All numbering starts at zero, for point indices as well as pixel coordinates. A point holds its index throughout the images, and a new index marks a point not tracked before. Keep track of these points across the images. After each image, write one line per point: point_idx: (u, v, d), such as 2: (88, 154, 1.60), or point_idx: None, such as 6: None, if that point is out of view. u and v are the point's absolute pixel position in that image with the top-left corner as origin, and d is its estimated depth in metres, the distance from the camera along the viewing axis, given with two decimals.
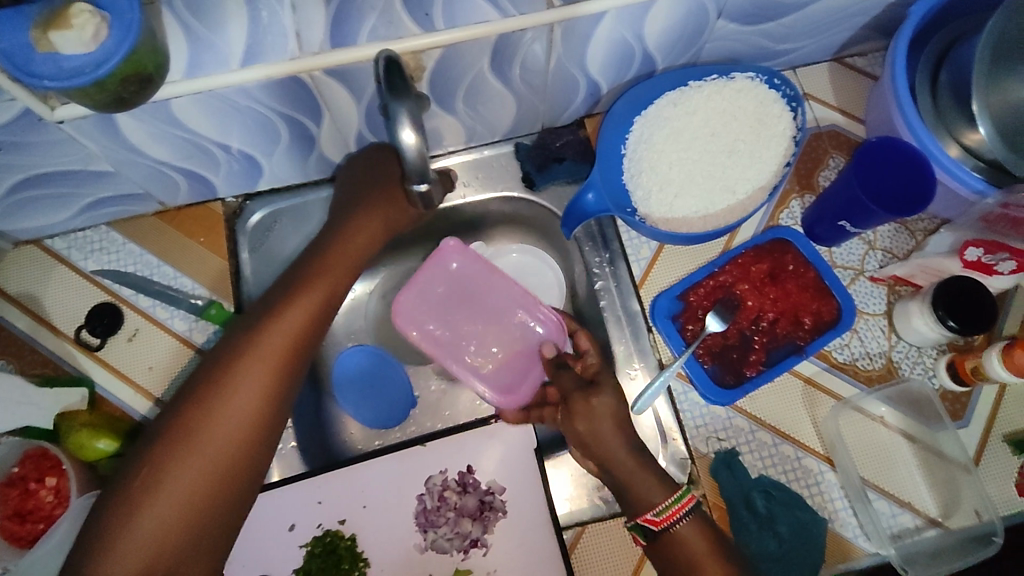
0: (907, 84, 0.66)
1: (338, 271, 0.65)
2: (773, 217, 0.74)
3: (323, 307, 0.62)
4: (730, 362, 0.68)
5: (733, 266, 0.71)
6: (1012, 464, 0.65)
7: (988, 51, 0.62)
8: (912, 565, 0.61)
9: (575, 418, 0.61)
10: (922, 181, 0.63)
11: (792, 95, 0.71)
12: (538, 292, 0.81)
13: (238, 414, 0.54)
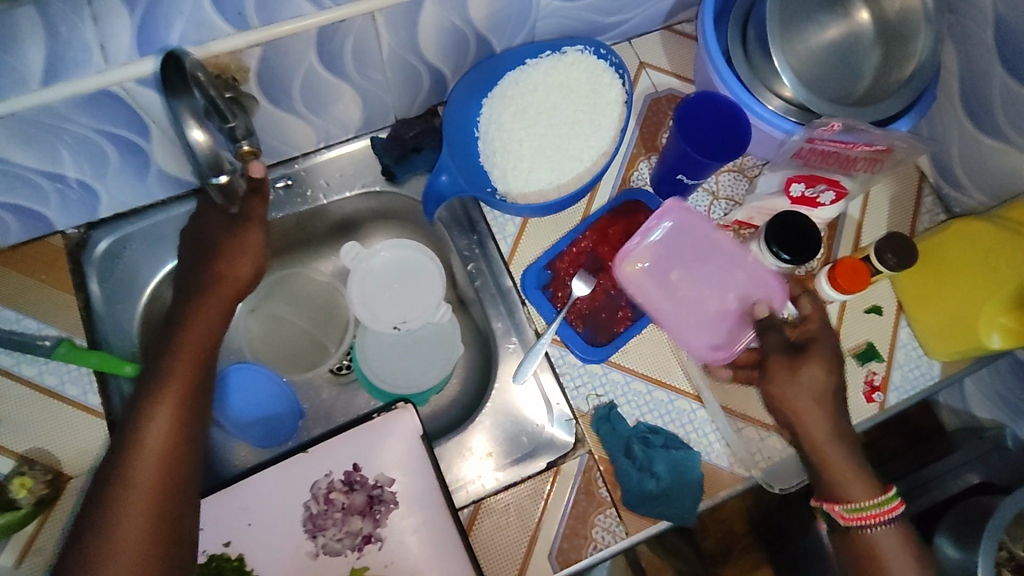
0: (718, 43, 0.71)
1: (207, 298, 0.65)
2: (624, 179, 0.79)
3: (217, 321, 0.65)
4: (601, 323, 0.72)
5: (593, 231, 0.75)
6: (859, 374, 0.73)
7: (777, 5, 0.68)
8: (777, 480, 0.67)
9: (774, 383, 0.63)
10: (740, 133, 0.70)
11: (618, 64, 0.75)
12: (420, 287, 0.80)
13: (164, 432, 0.57)
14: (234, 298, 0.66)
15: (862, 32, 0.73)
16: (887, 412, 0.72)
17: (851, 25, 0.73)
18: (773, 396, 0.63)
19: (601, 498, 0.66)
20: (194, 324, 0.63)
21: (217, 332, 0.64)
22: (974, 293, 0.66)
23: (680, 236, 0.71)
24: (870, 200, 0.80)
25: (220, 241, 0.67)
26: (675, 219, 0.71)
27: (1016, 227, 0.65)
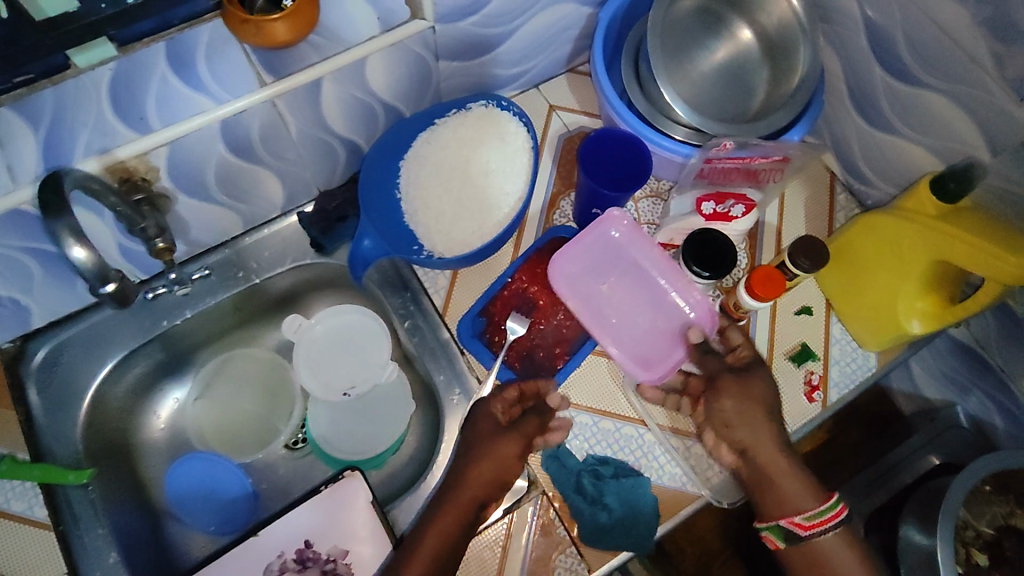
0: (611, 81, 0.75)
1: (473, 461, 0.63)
2: (547, 219, 0.81)
3: (512, 443, 0.64)
4: (538, 361, 0.73)
5: (522, 272, 0.76)
6: (798, 375, 0.74)
7: (658, 39, 0.72)
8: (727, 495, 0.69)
9: (721, 395, 0.66)
10: (641, 164, 0.73)
11: (520, 112, 0.77)
12: (370, 349, 0.81)
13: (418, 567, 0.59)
14: (506, 453, 0.64)
15: (746, 49, 0.77)
16: (830, 409, 0.73)
17: (734, 44, 0.77)
18: (725, 409, 0.66)
19: (559, 537, 0.66)
20: (475, 466, 0.63)
21: (488, 483, 0.63)
22: (891, 284, 0.68)
23: (619, 249, 0.74)
24: (788, 205, 0.83)
25: (485, 414, 0.66)
26: (621, 232, 0.73)
27: (913, 217, 0.66)
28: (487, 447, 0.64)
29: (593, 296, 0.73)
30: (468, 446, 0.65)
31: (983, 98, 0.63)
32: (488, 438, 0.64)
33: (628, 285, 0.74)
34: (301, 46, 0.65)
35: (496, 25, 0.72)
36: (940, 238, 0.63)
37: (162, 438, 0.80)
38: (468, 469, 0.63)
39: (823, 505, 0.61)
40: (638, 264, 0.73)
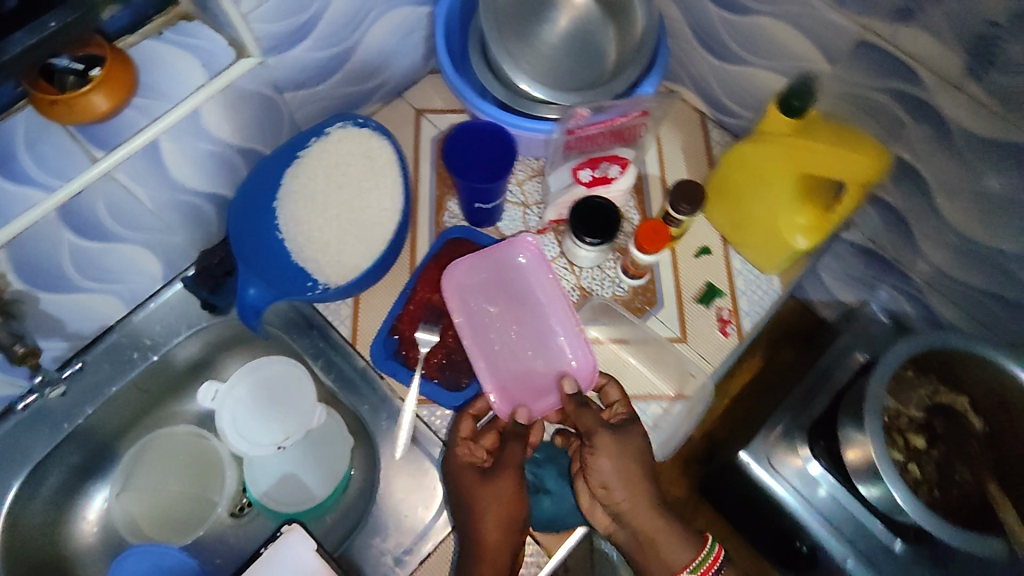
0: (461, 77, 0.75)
1: (478, 506, 0.63)
2: (438, 223, 0.80)
3: (510, 482, 0.64)
4: (459, 366, 0.72)
5: (424, 282, 0.75)
6: (709, 314, 0.75)
7: (494, 28, 0.73)
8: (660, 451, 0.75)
9: (595, 454, 0.63)
10: (509, 149, 0.73)
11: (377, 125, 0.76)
12: (292, 398, 0.79)
13: None
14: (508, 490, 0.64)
15: (586, 12, 0.78)
16: (748, 338, 0.75)
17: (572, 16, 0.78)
18: (601, 469, 0.62)
19: None
20: (483, 517, 0.62)
21: (502, 522, 0.63)
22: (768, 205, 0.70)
23: (521, 276, 0.73)
24: (667, 152, 0.83)
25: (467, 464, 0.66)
26: (528, 258, 0.73)
27: (767, 138, 0.67)
28: (482, 496, 0.63)
29: (479, 316, 0.73)
30: (463, 500, 0.64)
31: (808, 13, 0.65)
32: (480, 490, 0.63)
33: (521, 316, 0.73)
34: (127, 111, 0.61)
35: (334, 44, 0.72)
36: (796, 152, 0.65)
37: (97, 539, 0.77)
38: (477, 524, 0.62)
39: (701, 554, 0.61)
40: (535, 296, 0.73)
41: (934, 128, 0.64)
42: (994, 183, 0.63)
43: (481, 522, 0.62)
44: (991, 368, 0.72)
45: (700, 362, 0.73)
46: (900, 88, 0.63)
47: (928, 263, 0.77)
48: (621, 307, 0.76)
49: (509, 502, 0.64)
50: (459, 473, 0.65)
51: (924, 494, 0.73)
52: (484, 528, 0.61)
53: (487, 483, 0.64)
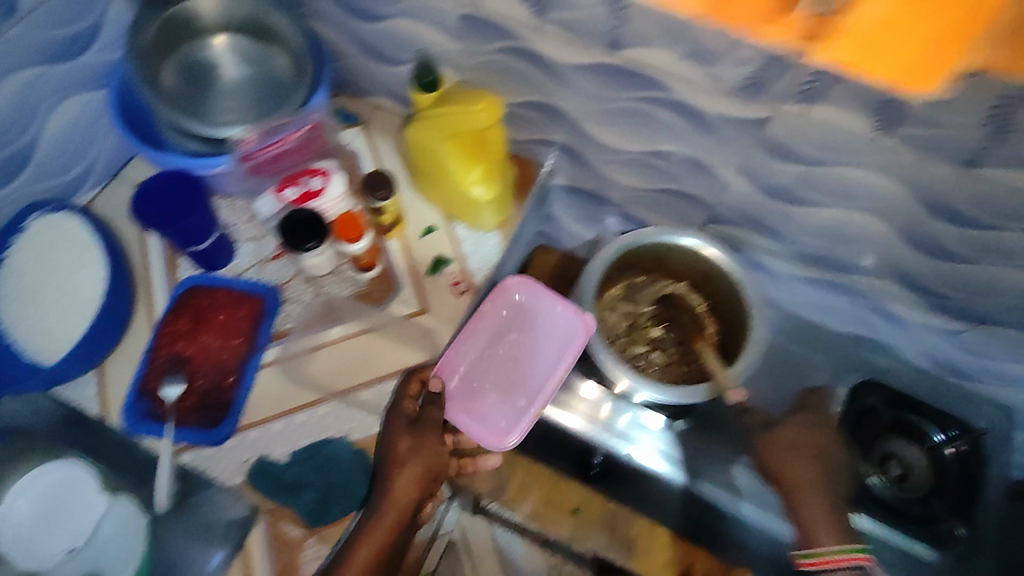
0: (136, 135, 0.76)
1: (404, 455, 0.67)
2: (172, 277, 0.82)
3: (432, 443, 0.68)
4: (212, 402, 0.74)
5: (164, 336, 0.77)
6: (441, 281, 0.82)
7: (147, 83, 0.72)
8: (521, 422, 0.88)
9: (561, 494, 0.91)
10: (194, 189, 0.74)
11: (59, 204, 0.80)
12: (82, 503, 0.70)
13: (363, 560, 0.64)
14: (432, 441, 0.69)
15: (242, 46, 0.79)
16: (480, 290, 0.82)
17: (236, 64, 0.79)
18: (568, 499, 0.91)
19: (293, 538, 0.69)
20: (398, 469, 0.67)
21: (424, 469, 0.67)
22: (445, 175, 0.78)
23: (527, 310, 0.78)
24: (380, 152, 0.88)
25: (404, 412, 0.70)
26: (525, 296, 0.78)
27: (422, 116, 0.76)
28: (402, 448, 0.68)
29: (480, 335, 0.77)
30: (386, 447, 0.68)
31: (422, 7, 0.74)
32: (409, 434, 0.68)
33: (522, 357, 0.76)
34: None
35: (4, 143, 0.73)
36: (445, 121, 0.74)
37: None
38: (389, 479, 0.66)
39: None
40: (543, 329, 0.77)
41: (549, 70, 0.74)
42: (612, 101, 0.74)
43: (396, 476, 0.66)
44: (682, 252, 0.84)
45: (442, 325, 0.79)
46: (509, 45, 0.73)
47: (615, 182, 0.87)
48: (361, 301, 0.80)
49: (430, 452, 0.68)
50: (392, 427, 0.69)
51: (679, 373, 0.86)
52: (398, 480, 0.66)
53: (410, 437, 0.68)
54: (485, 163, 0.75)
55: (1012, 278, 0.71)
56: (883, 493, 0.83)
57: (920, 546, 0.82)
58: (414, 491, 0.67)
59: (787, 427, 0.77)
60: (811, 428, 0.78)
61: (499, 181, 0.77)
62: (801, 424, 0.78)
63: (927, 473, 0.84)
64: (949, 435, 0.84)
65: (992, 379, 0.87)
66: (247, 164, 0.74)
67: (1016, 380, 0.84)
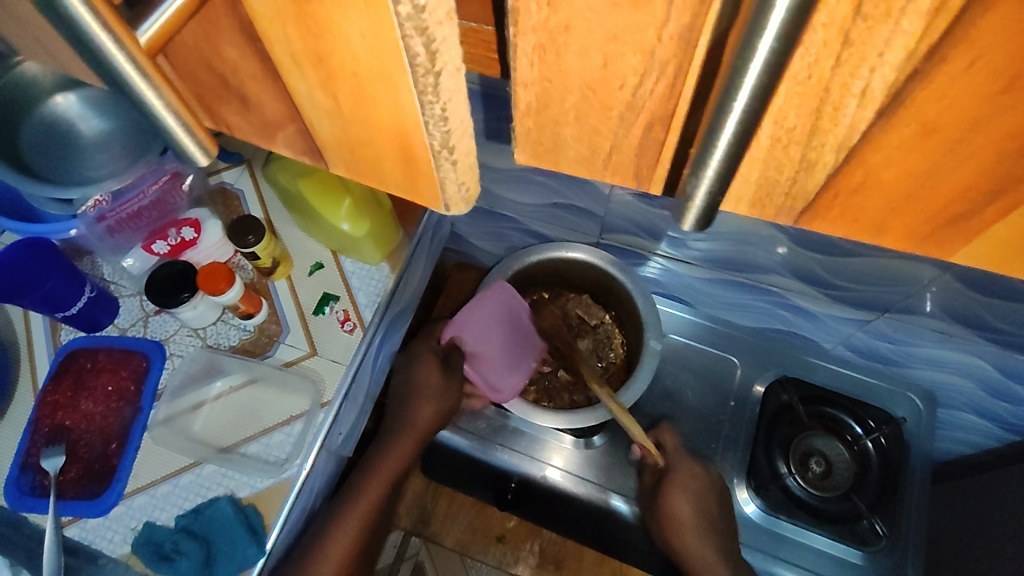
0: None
1: (421, 397, 0.81)
2: (54, 341, 0.78)
3: (449, 392, 0.82)
4: (97, 470, 0.72)
5: (45, 405, 0.74)
6: (329, 319, 0.78)
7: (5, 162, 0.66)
8: (430, 466, 0.95)
9: (489, 517, 0.97)
10: (49, 256, 0.72)
11: None
12: None
13: (375, 481, 0.77)
14: (448, 392, 0.81)
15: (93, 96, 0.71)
16: (370, 326, 0.78)
17: (98, 121, 0.71)
18: (497, 521, 0.97)
19: None
20: (422, 400, 0.80)
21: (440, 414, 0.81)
22: (313, 219, 0.76)
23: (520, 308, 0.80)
24: (264, 190, 0.84)
25: (423, 366, 0.81)
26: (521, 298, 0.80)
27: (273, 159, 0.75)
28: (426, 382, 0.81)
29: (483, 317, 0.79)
30: (409, 387, 0.81)
31: None
32: (430, 365, 0.81)
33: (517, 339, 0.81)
34: None
35: None
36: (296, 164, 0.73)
37: None
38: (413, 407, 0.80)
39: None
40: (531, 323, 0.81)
41: None
42: None
43: (420, 405, 0.80)
44: (576, 263, 0.83)
45: (331, 366, 0.76)
46: None
47: (506, 200, 0.84)
48: (246, 351, 0.78)
49: (446, 398, 0.81)
50: (417, 366, 0.81)
51: (584, 394, 0.87)
52: (422, 410, 0.80)
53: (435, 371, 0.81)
54: (348, 199, 0.73)
55: (904, 268, 0.67)
56: (805, 494, 0.84)
57: (848, 548, 0.83)
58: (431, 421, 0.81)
59: (674, 497, 0.77)
60: (692, 485, 0.78)
61: (369, 216, 0.75)
62: (684, 491, 0.77)
63: (848, 468, 0.85)
64: (868, 427, 0.87)
65: (913, 363, 0.83)
66: (107, 223, 0.75)
67: (935, 362, 0.81)
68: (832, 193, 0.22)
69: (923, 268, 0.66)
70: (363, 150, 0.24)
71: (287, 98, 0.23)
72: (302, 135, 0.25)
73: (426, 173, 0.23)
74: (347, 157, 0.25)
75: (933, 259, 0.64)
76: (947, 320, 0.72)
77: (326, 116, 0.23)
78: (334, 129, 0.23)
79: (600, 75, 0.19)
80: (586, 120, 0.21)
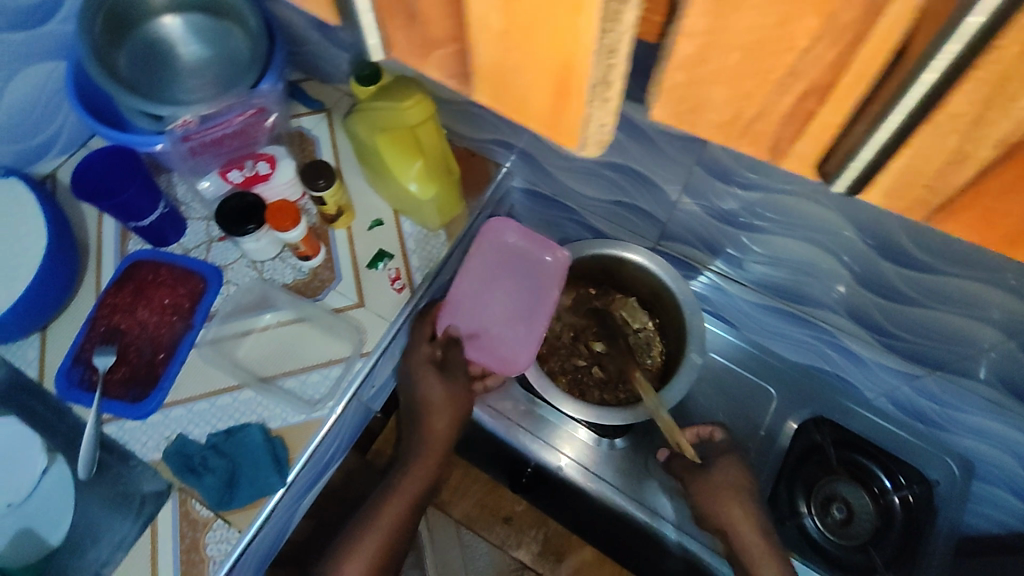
0: (84, 109, 0.75)
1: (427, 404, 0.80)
2: (122, 249, 0.82)
3: (460, 406, 0.81)
4: (143, 377, 0.75)
5: (105, 308, 0.78)
6: (380, 275, 0.80)
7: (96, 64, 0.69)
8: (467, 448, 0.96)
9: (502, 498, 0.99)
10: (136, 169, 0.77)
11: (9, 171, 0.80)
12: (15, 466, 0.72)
13: (394, 509, 0.77)
14: (452, 404, 0.80)
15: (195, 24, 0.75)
16: (420, 289, 0.79)
17: (196, 48, 0.75)
18: (509, 503, 0.98)
19: (202, 518, 0.68)
20: (433, 414, 0.80)
21: (449, 432, 0.81)
22: (382, 175, 0.78)
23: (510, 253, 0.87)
24: (340, 142, 0.87)
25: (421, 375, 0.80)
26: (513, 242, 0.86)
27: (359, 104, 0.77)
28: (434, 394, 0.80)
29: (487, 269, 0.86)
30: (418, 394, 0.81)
31: None
32: (437, 382, 0.79)
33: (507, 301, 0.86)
34: None
35: None
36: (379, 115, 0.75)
37: None
38: (428, 426, 0.80)
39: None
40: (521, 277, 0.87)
41: None
42: None
43: (436, 425, 0.80)
44: (633, 265, 0.83)
45: (375, 320, 0.77)
46: None
47: (572, 190, 0.85)
48: (298, 290, 0.80)
49: (457, 410, 0.81)
50: (420, 377, 0.79)
51: (617, 392, 0.87)
52: (434, 424, 0.80)
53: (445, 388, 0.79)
54: (421, 161, 0.75)
55: (965, 328, 0.66)
56: (820, 538, 0.84)
57: None
58: (441, 434, 0.80)
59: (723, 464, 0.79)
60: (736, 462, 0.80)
61: (440, 180, 0.77)
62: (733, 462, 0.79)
63: (870, 521, 0.84)
64: (898, 482, 0.85)
65: (954, 429, 0.81)
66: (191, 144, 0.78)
67: (981, 433, 0.78)
68: (976, 193, 0.22)
69: (986, 331, 0.64)
70: (507, 84, 0.25)
71: (457, 8, 0.23)
72: (457, 56, 0.26)
73: (578, 93, 0.24)
74: (494, 94, 0.26)
75: (1000, 322, 0.62)
76: (1001, 391, 0.70)
77: (492, 40, 0.24)
78: (495, 54, 0.24)
79: (776, 34, 0.19)
80: (746, 78, 0.21)
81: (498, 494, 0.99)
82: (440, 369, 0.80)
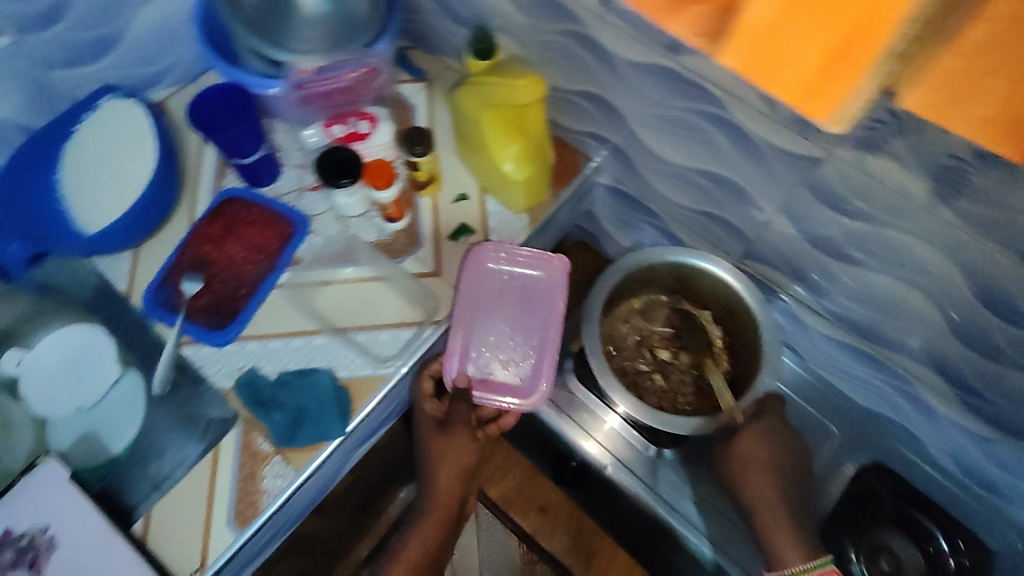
0: (210, 45, 0.79)
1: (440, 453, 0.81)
2: (219, 184, 0.86)
3: (467, 458, 0.81)
4: (222, 308, 0.78)
5: (197, 238, 0.81)
6: (459, 248, 0.81)
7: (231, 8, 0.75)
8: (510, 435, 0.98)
9: (540, 485, 1.01)
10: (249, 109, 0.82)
11: (128, 93, 0.84)
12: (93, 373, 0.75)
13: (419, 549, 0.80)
14: (461, 456, 0.81)
15: None
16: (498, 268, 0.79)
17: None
18: (546, 491, 1.01)
19: (262, 452, 0.71)
20: (442, 468, 0.81)
21: (460, 479, 0.82)
22: (478, 151, 0.79)
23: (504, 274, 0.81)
24: (438, 113, 0.88)
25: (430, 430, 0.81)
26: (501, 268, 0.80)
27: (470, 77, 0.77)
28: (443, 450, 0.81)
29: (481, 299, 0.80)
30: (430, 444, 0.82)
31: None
32: (440, 442, 0.80)
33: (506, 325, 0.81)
34: None
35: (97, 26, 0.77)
36: (487, 91, 0.75)
37: None
38: (435, 479, 0.81)
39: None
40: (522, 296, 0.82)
41: (607, 63, 0.71)
42: (665, 108, 0.71)
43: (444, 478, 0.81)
44: (712, 278, 0.82)
45: (450, 291, 0.79)
46: (570, 28, 0.71)
47: (660, 194, 0.85)
48: (380, 250, 0.82)
49: (466, 462, 0.81)
50: (428, 436, 0.81)
51: (673, 402, 0.86)
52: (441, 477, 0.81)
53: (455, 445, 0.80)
54: (520, 142, 0.75)
55: None
56: None
57: None
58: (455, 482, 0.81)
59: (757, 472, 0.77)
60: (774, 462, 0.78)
61: (535, 164, 0.77)
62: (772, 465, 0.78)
63: None
64: (955, 546, 0.82)
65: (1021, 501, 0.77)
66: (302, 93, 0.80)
67: None
68: None
69: None
70: (769, 49, 0.31)
71: None
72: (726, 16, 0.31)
73: (865, 52, 0.28)
74: (746, 57, 0.33)
75: None
76: None
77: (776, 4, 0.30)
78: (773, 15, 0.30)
79: None
80: None
81: (536, 481, 1.01)
82: (447, 426, 0.80)
